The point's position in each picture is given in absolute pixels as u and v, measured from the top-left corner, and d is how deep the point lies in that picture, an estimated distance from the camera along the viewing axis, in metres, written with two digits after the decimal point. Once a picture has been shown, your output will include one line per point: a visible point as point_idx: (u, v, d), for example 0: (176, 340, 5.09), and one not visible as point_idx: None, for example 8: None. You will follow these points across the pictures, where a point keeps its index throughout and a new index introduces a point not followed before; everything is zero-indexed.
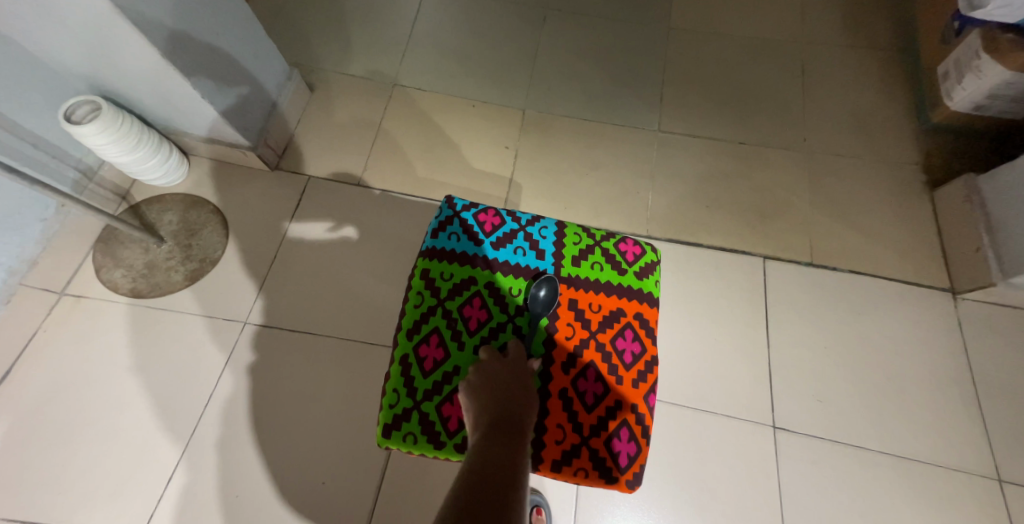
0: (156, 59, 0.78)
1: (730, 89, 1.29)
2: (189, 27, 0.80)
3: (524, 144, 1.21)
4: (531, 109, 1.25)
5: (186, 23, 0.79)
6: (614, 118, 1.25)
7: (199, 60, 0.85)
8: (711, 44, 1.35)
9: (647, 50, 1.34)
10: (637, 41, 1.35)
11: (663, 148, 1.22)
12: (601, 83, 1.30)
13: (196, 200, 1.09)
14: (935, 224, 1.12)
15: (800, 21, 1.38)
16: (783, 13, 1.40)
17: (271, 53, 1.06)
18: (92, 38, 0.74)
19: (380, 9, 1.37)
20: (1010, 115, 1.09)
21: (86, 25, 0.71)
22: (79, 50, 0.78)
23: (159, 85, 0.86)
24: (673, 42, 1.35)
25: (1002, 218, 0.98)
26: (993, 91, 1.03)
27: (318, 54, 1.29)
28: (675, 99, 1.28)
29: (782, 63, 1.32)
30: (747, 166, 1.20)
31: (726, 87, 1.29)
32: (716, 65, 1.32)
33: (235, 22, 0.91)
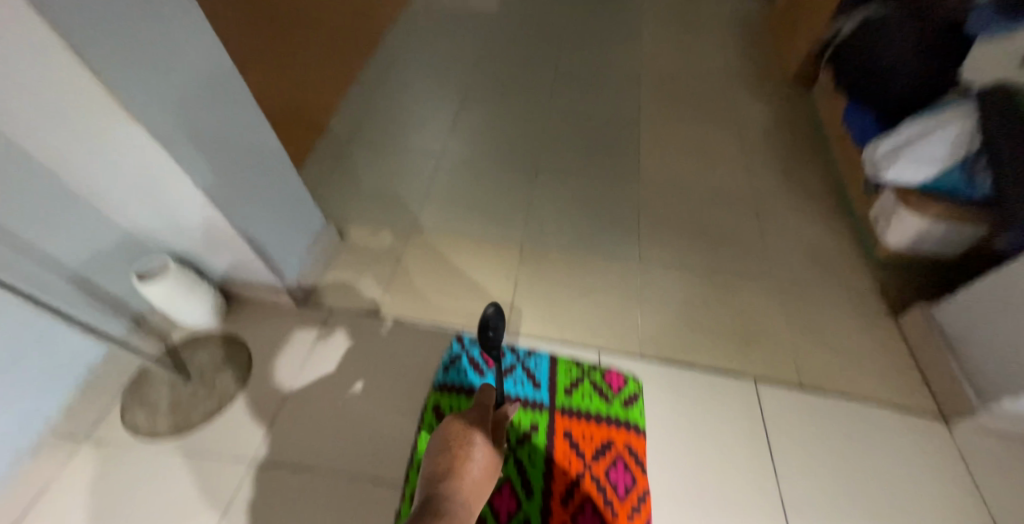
0: (207, 213, 0.91)
1: (702, 229, 1.50)
2: (243, 188, 0.96)
3: (523, 272, 1.35)
4: (528, 243, 1.43)
5: (239, 184, 0.94)
6: (604, 252, 1.42)
7: (248, 214, 0.99)
8: (680, 194, 1.60)
9: (627, 199, 1.57)
10: (619, 192, 1.59)
11: (650, 279, 1.36)
12: (590, 223, 1.50)
13: (227, 340, 1.17)
14: (909, 352, 1.23)
15: (751, 174, 1.66)
16: (736, 167, 1.69)
17: (309, 207, 1.23)
18: (160, 199, 0.88)
19: (400, 168, 1.61)
20: (943, 251, 1.21)
21: (155, 188, 0.85)
22: (147, 209, 0.92)
23: (197, 228, 0.96)
24: (648, 192, 1.60)
25: (965, 350, 1.10)
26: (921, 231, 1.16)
27: (345, 206, 1.49)
28: (656, 237, 1.47)
29: (742, 208, 1.56)
30: (727, 295, 1.34)
31: (699, 228, 1.50)
32: (687, 210, 1.55)
33: (281, 184, 1.08)
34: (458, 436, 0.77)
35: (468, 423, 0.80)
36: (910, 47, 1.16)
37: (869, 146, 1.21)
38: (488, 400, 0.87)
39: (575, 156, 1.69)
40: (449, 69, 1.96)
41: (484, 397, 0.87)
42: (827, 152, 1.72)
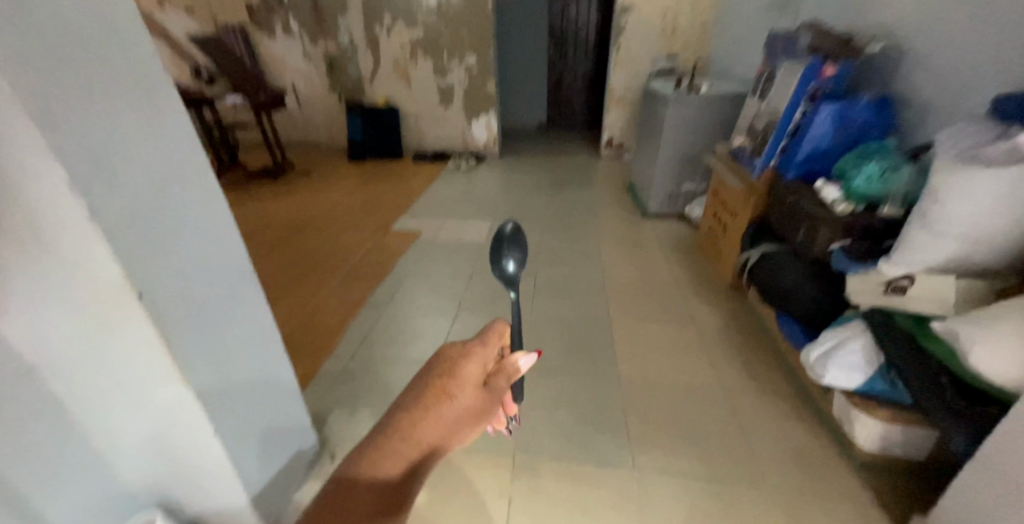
0: (215, 455, 0.94)
1: (687, 426, 1.51)
2: (246, 425, 1.01)
3: (517, 488, 1.33)
4: (519, 453, 1.43)
5: (246, 419, 1.01)
6: (596, 460, 1.41)
7: (249, 449, 1.02)
8: (662, 389, 1.65)
9: (611, 398, 1.62)
10: (603, 391, 1.65)
11: (641, 491, 1.31)
12: (579, 426, 1.52)
13: None
14: None
15: (724, 368, 1.74)
16: (707, 361, 1.78)
17: (303, 431, 1.26)
18: (170, 447, 0.92)
19: (392, 378, 1.67)
20: (915, 453, 1.18)
21: (173, 436, 0.90)
22: (157, 462, 0.95)
23: (192, 471, 0.97)
24: (630, 390, 1.65)
25: None
26: (886, 435, 1.16)
27: (335, 420, 1.50)
28: (642, 439, 1.47)
29: (722, 403, 1.59)
30: (721, 508, 1.27)
31: (684, 425, 1.51)
32: (669, 407, 1.58)
33: (282, 410, 1.14)
34: (443, 371, 0.58)
35: (462, 356, 0.60)
36: (803, 274, 1.43)
37: (811, 341, 1.34)
38: (494, 339, 0.64)
39: (559, 358, 1.80)
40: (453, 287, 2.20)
41: (488, 335, 0.64)
42: (774, 344, 1.84)
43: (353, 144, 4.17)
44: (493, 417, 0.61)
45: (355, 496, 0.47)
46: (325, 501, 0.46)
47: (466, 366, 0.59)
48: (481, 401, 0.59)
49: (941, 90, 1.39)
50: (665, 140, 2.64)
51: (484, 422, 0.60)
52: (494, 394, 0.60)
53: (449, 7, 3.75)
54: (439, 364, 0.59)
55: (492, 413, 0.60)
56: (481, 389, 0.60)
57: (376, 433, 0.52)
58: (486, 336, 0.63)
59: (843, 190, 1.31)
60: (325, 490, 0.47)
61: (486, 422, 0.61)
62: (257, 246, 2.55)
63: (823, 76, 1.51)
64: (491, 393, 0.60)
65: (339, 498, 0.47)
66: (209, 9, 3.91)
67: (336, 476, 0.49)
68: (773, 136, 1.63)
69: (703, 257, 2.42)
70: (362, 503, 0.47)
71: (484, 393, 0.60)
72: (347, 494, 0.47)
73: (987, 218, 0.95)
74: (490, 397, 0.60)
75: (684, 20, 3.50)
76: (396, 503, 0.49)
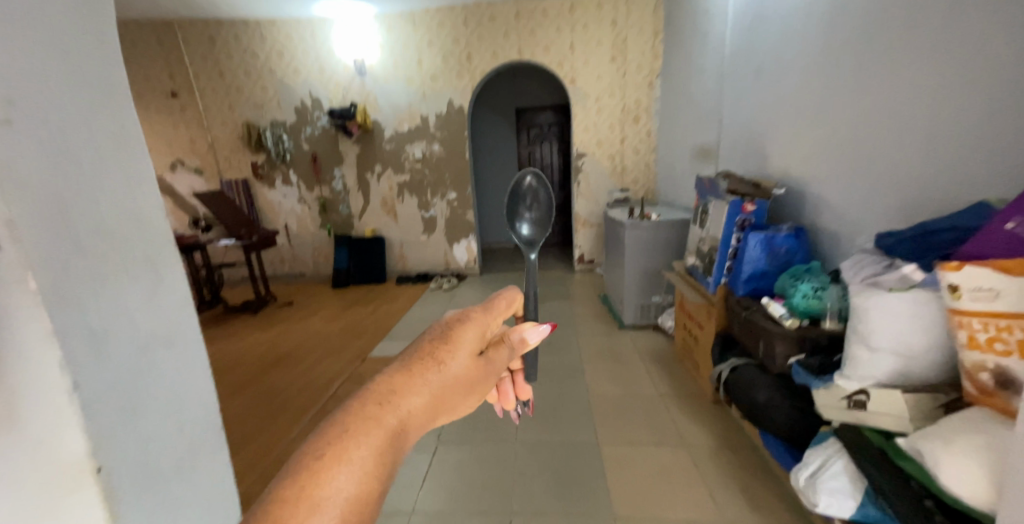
0: None
1: None
2: None
3: None
4: None
5: None
6: None
7: None
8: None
9: None
10: None
11: None
12: None
13: None
14: None
15: (715, 492, 1.53)
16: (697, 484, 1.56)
17: None
18: None
19: None
20: None
21: None
22: None
23: None
24: None
25: None
26: None
27: None
28: None
29: None
30: None
31: None
32: None
33: None
34: (441, 337, 0.59)
35: (463, 324, 0.60)
36: (772, 387, 1.41)
37: (799, 463, 1.26)
38: (500, 308, 0.65)
39: (546, 492, 1.58)
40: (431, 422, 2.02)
41: (494, 303, 0.64)
42: (765, 461, 1.65)
43: (337, 273, 4.30)
44: (485, 386, 0.62)
45: (340, 461, 0.45)
46: (307, 466, 0.44)
47: (466, 334, 0.59)
48: (477, 368, 0.60)
49: (839, 220, 1.61)
50: (629, 260, 2.81)
51: (474, 389, 0.60)
52: (489, 363, 0.62)
53: (432, 156, 4.21)
54: (440, 331, 0.60)
55: (483, 381, 0.61)
56: (478, 357, 0.60)
57: (366, 394, 0.51)
58: (491, 304, 0.64)
59: (785, 307, 1.45)
60: (306, 453, 0.45)
61: (477, 390, 0.61)
62: (233, 379, 2.50)
63: (746, 211, 1.77)
64: (486, 362, 0.61)
65: (324, 461, 0.44)
66: (216, 169, 4.30)
67: (317, 436, 0.46)
68: (718, 260, 1.83)
69: (686, 368, 2.29)
70: (347, 467, 0.45)
71: (480, 361, 0.60)
72: (331, 457, 0.45)
73: (909, 334, 1.05)
74: (485, 366, 0.61)
75: (635, 157, 3.98)
76: (382, 470, 0.47)
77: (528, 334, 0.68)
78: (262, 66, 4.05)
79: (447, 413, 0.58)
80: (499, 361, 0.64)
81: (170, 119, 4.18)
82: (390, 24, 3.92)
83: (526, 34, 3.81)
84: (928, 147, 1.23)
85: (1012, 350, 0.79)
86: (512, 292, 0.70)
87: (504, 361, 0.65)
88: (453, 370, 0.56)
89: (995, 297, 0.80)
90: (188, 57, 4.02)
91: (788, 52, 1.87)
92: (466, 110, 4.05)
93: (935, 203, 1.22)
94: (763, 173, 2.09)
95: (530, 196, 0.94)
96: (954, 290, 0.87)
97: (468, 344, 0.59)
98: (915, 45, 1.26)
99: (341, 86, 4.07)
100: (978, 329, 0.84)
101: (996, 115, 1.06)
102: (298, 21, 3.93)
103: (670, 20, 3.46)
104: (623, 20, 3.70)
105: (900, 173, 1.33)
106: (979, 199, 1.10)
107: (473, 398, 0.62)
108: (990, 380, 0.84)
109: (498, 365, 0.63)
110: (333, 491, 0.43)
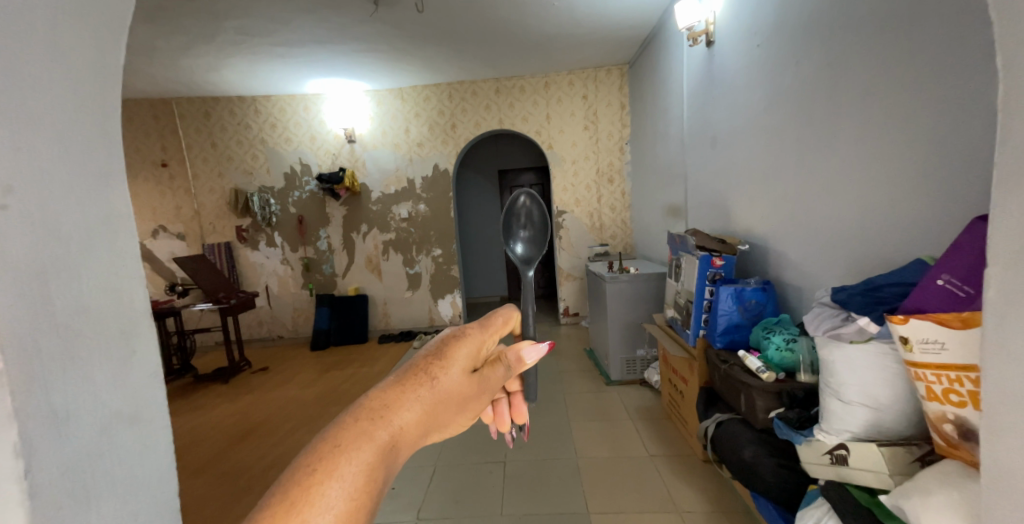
0: None
1: None
2: None
3: None
4: None
5: None
6: None
7: None
8: None
9: None
10: None
11: None
12: None
13: None
14: None
15: None
16: None
17: None
18: None
19: None
20: None
21: None
22: None
23: None
24: None
25: None
26: None
27: None
28: None
29: None
30: None
31: None
32: None
33: None
34: (437, 351, 0.57)
35: (459, 339, 0.59)
36: (756, 444, 1.37)
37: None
38: (497, 325, 0.63)
39: None
40: (410, 498, 1.90)
41: (491, 320, 0.63)
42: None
43: (318, 333, 4.21)
44: (477, 402, 0.61)
45: (331, 477, 0.44)
46: (298, 481, 0.44)
47: (461, 350, 0.58)
48: (470, 385, 0.58)
49: (801, 273, 1.67)
50: (611, 314, 2.83)
51: (467, 404, 0.60)
52: (483, 380, 0.60)
53: (418, 215, 4.30)
54: (435, 345, 0.58)
55: (475, 397, 0.60)
56: (471, 374, 0.59)
57: (357, 409, 0.50)
58: (488, 321, 0.62)
59: (760, 359, 1.47)
60: (299, 467, 0.45)
61: (469, 406, 0.60)
62: (196, 456, 2.34)
63: (715, 265, 1.86)
64: (481, 379, 0.60)
65: (315, 475, 0.44)
66: (199, 234, 4.29)
67: (309, 451, 0.46)
68: (694, 313, 1.87)
69: (676, 426, 2.23)
70: (338, 484, 0.44)
71: (475, 378, 0.59)
72: (322, 471, 0.44)
73: (875, 387, 1.07)
74: (479, 383, 0.60)
75: (612, 214, 4.12)
76: (372, 486, 0.46)
77: (524, 352, 0.65)
78: (254, 137, 4.19)
79: (438, 429, 0.57)
80: (495, 379, 0.62)
81: (157, 188, 4.21)
82: (380, 99, 4.13)
83: (506, 106, 4.05)
84: (868, 210, 1.32)
85: (966, 401, 0.84)
86: (509, 309, 0.69)
87: (500, 379, 0.63)
88: (444, 388, 0.55)
89: (941, 350, 0.86)
90: (182, 130, 4.14)
91: (738, 124, 2.02)
92: (451, 173, 4.19)
93: (879, 259, 1.30)
94: (729, 230, 2.19)
95: (524, 215, 0.93)
96: (906, 343, 0.92)
97: (462, 363, 0.57)
98: (845, 120, 1.38)
99: (330, 153, 4.22)
100: (933, 381, 0.88)
101: (918, 183, 1.15)
102: (291, 97, 4.13)
103: (636, 92, 3.72)
104: (594, 93, 3.97)
105: (848, 233, 1.41)
106: (915, 256, 1.18)
107: (465, 414, 0.61)
108: (953, 431, 0.87)
109: (493, 383, 0.62)
110: (323, 507, 0.43)
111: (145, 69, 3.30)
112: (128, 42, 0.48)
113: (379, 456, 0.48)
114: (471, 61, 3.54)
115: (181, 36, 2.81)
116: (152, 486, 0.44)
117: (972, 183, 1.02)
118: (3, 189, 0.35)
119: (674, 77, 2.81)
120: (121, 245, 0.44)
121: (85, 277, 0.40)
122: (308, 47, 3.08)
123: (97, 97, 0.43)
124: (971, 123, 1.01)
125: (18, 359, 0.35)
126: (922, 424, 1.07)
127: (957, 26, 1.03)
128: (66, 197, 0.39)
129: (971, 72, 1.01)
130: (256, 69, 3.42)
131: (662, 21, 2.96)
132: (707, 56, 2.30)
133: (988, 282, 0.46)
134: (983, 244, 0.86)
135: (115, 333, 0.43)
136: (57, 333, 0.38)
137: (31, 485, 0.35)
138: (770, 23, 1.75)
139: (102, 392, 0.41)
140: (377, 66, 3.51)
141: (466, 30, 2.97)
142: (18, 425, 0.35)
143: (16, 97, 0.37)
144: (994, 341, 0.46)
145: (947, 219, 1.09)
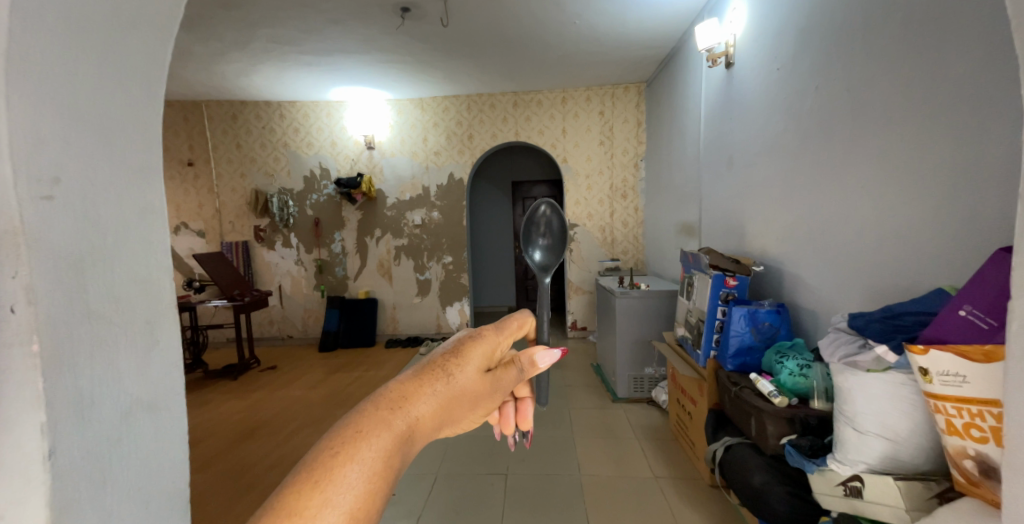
0: None
1: None
2: None
3: None
4: None
5: None
6: None
7: None
8: None
9: None
10: None
11: None
12: None
13: None
14: None
15: None
16: None
17: None
18: None
19: None
20: None
21: None
22: None
23: None
24: None
25: None
26: None
27: None
28: None
29: None
30: None
31: None
32: None
33: None
34: (453, 350, 0.57)
35: (475, 340, 0.59)
36: (767, 470, 1.34)
37: None
38: (512, 329, 0.64)
39: None
40: (411, 506, 1.89)
41: (506, 324, 0.63)
42: None
43: (326, 334, 4.25)
44: (489, 402, 0.61)
45: (351, 459, 0.44)
46: (321, 462, 0.44)
47: (477, 350, 0.58)
48: (484, 384, 0.59)
49: (818, 300, 1.64)
50: (620, 330, 2.81)
51: (479, 403, 0.60)
52: (496, 381, 0.60)
53: (431, 222, 4.34)
54: (452, 346, 0.59)
55: (488, 397, 0.60)
56: (485, 374, 0.59)
57: (377, 400, 0.51)
58: (504, 324, 0.63)
59: (772, 383, 1.45)
60: (320, 450, 0.45)
61: (481, 404, 0.60)
62: (203, 450, 2.36)
63: (729, 285, 1.84)
64: (495, 380, 0.60)
65: (338, 457, 0.44)
66: (219, 232, 4.37)
67: (331, 436, 0.46)
68: (705, 333, 1.86)
69: (683, 448, 2.19)
70: (357, 467, 0.44)
71: (489, 378, 0.59)
72: (343, 454, 0.44)
73: (892, 418, 1.05)
74: (493, 383, 0.60)
75: (625, 229, 4.10)
76: (388, 472, 0.46)
77: (537, 357, 0.65)
78: (278, 141, 4.28)
79: (450, 424, 0.57)
80: (508, 380, 0.62)
81: (182, 186, 4.30)
82: (401, 108, 4.21)
83: (524, 119, 4.09)
84: (886, 236, 1.30)
85: (988, 437, 0.81)
86: (524, 315, 0.69)
87: (512, 382, 0.63)
88: (464, 382, 0.56)
89: (963, 383, 0.84)
90: (210, 131, 4.25)
91: (756, 145, 2.02)
92: (466, 183, 4.24)
93: (899, 287, 1.28)
94: (743, 251, 2.17)
95: (544, 224, 0.94)
96: (925, 374, 0.91)
97: (479, 363, 0.58)
98: (864, 143, 1.38)
99: (350, 158, 4.29)
100: (953, 414, 0.86)
101: (939, 212, 1.14)
102: (315, 103, 4.22)
103: (653, 110, 3.73)
104: (611, 109, 4.00)
105: (867, 261, 1.38)
106: (936, 287, 1.16)
107: (477, 412, 0.61)
108: (974, 468, 0.85)
109: (506, 384, 0.62)
110: (343, 488, 0.43)
111: (179, 73, 3.41)
112: (175, 42, 0.49)
113: (400, 441, 0.48)
114: (493, 74, 3.58)
115: (215, 43, 2.90)
116: (163, 476, 0.44)
117: (996, 212, 1.01)
118: (51, 181, 0.37)
119: (692, 95, 2.82)
120: (155, 239, 0.45)
121: (119, 271, 0.42)
122: (335, 57, 3.16)
123: (139, 98, 0.44)
124: (998, 152, 1.00)
125: (51, 345, 0.36)
126: (940, 460, 1.04)
127: (985, 56, 1.02)
128: (106, 192, 0.41)
129: (996, 98, 1.00)
130: (283, 75, 3.51)
131: (683, 41, 2.99)
132: (727, 77, 2.31)
133: (1011, 315, 0.45)
134: (1008, 277, 0.85)
135: (142, 322, 0.44)
136: (89, 321, 0.39)
137: (54, 466, 0.36)
138: (790, 50, 1.76)
139: (126, 379, 0.42)
140: (398, 76, 3.58)
141: (491, 44, 3.00)
142: (46, 408, 0.36)
143: (68, 92, 0.38)
144: (1018, 372, 0.44)
145: (969, 251, 1.07)
